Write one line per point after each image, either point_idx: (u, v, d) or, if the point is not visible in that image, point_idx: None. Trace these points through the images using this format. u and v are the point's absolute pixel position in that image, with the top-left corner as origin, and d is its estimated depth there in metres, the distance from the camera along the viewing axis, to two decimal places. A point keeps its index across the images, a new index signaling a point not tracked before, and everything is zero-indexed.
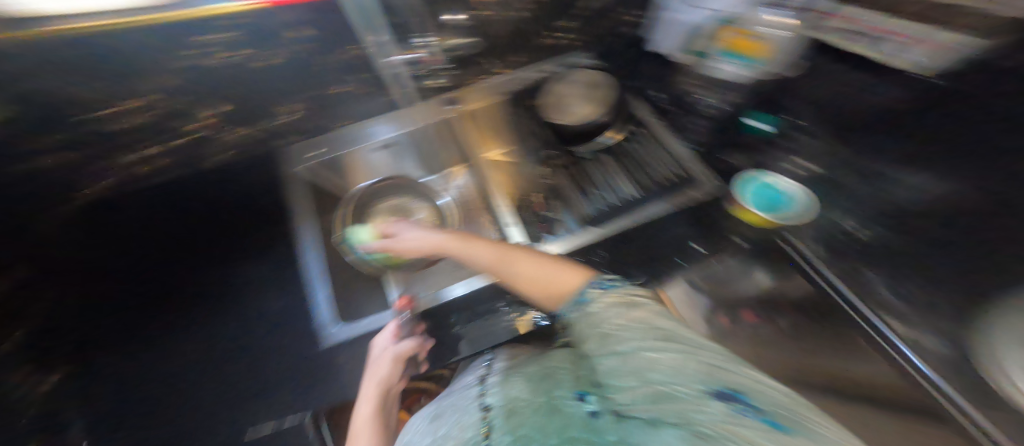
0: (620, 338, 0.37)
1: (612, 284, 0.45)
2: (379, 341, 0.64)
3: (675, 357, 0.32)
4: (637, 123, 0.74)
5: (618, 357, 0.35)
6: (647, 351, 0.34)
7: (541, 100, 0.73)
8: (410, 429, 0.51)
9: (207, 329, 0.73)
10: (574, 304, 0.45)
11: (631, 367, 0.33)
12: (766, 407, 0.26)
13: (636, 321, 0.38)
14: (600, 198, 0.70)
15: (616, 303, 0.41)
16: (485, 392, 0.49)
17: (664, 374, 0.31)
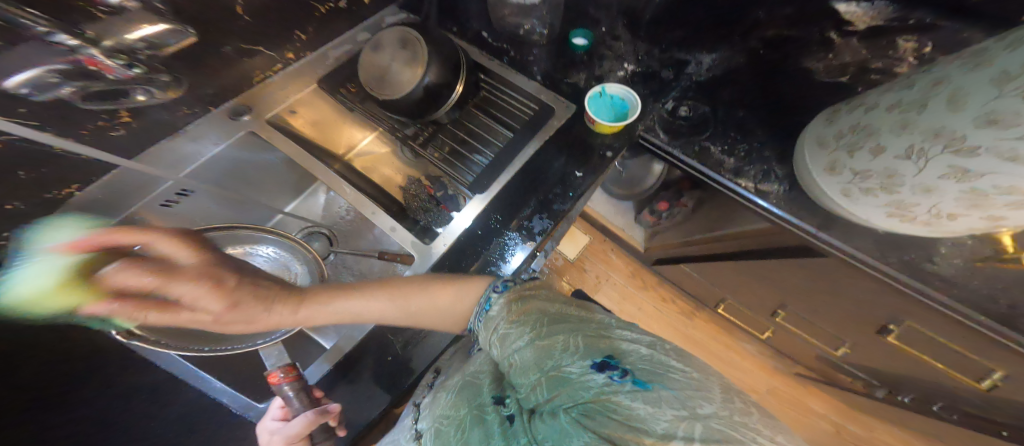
0: (515, 333, 0.32)
1: (507, 286, 0.37)
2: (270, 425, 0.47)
3: (567, 338, 0.29)
4: (480, 72, 0.71)
5: (513, 354, 0.31)
6: (539, 340, 0.30)
7: (364, 80, 0.63)
8: None
9: None
10: (480, 318, 0.37)
11: (528, 360, 0.29)
12: (642, 373, 0.26)
13: (529, 312, 0.33)
14: (479, 159, 0.68)
15: (510, 304, 0.34)
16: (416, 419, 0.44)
17: (556, 359, 0.28)
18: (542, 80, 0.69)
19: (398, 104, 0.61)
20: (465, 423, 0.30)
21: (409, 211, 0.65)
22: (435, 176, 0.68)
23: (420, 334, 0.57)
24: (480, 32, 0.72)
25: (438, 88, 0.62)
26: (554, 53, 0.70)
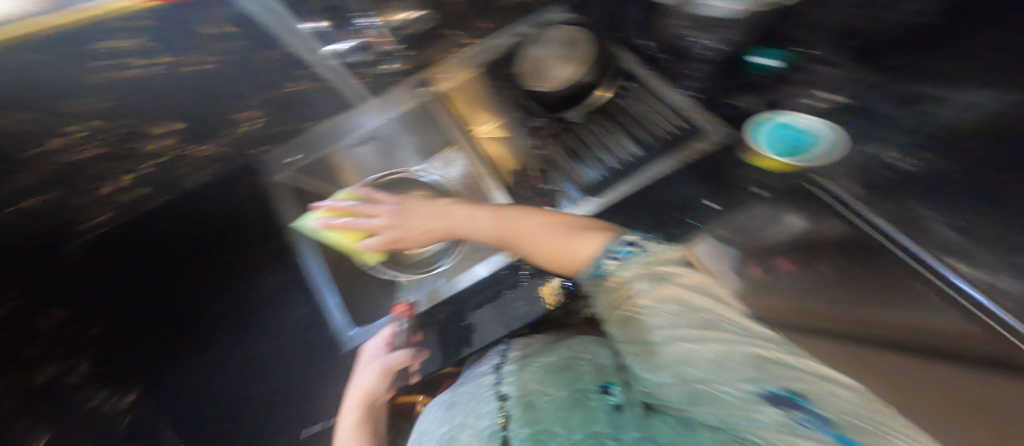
0: (649, 324, 0.28)
1: (629, 252, 0.36)
2: (372, 349, 0.65)
3: (721, 346, 0.24)
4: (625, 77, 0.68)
5: (643, 347, 0.28)
6: (683, 339, 0.26)
7: (520, 67, 0.68)
8: (426, 420, 0.52)
9: (207, 353, 0.69)
10: (590, 277, 0.38)
11: (663, 359, 0.26)
12: (841, 421, 0.18)
13: (667, 300, 0.29)
14: (601, 163, 0.64)
15: (641, 279, 0.32)
16: (501, 380, 0.47)
17: (700, 370, 0.23)
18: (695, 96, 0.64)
19: (549, 96, 0.66)
20: (566, 402, 0.30)
21: (515, 196, 0.68)
22: (543, 168, 0.70)
23: (497, 304, 0.64)
24: (637, 38, 0.70)
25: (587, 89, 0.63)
26: (719, 72, 0.66)
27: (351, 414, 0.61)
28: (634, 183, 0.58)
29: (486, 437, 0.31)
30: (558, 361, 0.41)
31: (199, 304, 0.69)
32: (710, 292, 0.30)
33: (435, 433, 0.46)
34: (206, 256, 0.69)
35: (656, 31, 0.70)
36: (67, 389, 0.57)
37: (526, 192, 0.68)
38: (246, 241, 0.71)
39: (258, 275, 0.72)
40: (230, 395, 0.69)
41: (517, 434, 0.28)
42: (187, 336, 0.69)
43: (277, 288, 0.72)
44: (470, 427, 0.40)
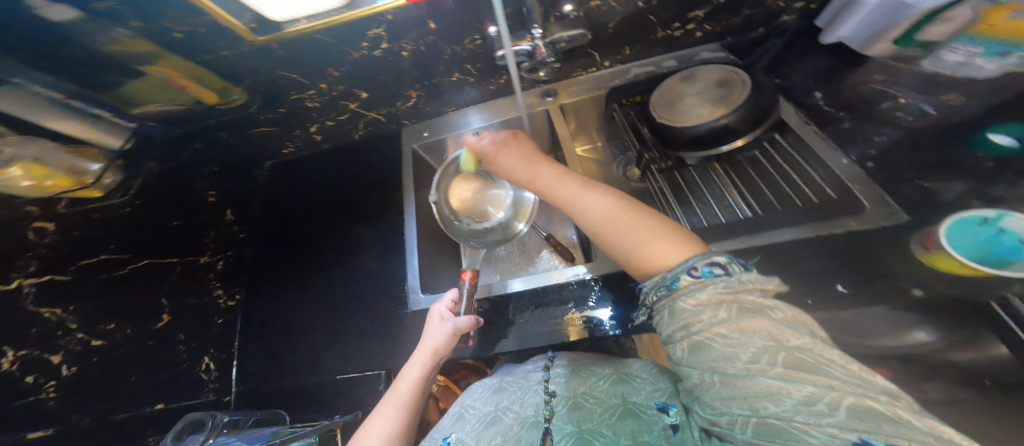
0: (727, 356, 0.31)
1: (711, 274, 0.36)
2: (439, 315, 0.63)
3: (814, 390, 0.27)
4: (779, 131, 0.61)
5: (715, 376, 0.31)
6: (768, 377, 0.29)
7: (653, 98, 0.67)
8: (467, 399, 0.55)
9: (300, 272, 0.82)
10: (661, 288, 0.39)
11: (737, 392, 0.30)
12: None
13: (753, 333, 0.31)
14: (707, 209, 0.63)
15: (725, 305, 0.33)
16: (550, 378, 0.51)
17: (783, 408, 0.27)
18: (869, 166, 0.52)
19: (671, 134, 0.62)
20: (618, 413, 0.41)
21: None
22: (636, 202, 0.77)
23: (551, 313, 0.67)
24: (811, 91, 0.62)
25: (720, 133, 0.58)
26: (918, 135, 0.50)
27: (417, 368, 0.57)
28: (742, 242, 0.54)
29: (529, 422, 0.44)
30: (615, 371, 0.49)
31: (320, 230, 0.86)
32: (803, 328, 0.32)
33: (479, 412, 0.49)
34: (338, 198, 0.90)
35: (840, 86, 0.61)
36: (201, 268, 0.76)
37: None
38: (367, 192, 0.89)
39: (365, 225, 0.85)
40: (301, 312, 0.78)
41: (559, 428, 0.42)
42: (298, 251, 0.85)
43: (370, 239, 0.83)
44: (514, 413, 0.46)
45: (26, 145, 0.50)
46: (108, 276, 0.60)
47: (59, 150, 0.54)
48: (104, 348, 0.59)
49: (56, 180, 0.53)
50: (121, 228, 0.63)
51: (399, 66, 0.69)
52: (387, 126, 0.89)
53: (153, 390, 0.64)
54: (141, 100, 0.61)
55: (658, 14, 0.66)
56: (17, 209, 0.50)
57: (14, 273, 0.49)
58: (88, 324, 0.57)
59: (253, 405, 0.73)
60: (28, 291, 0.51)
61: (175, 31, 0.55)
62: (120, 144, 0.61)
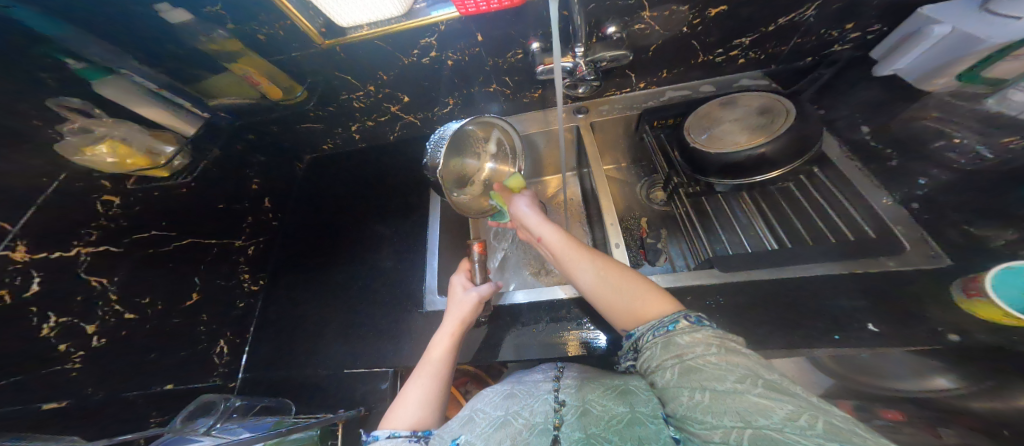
0: (717, 377, 0.33)
1: (703, 323, 0.39)
2: (457, 288, 0.66)
3: (793, 409, 0.28)
4: (818, 164, 0.60)
5: (706, 392, 0.32)
6: (755, 394, 0.30)
7: (688, 121, 0.67)
8: (477, 402, 0.49)
9: (327, 263, 0.86)
10: (659, 328, 0.41)
11: (728, 405, 0.30)
12: None
13: (737, 364, 0.33)
14: (731, 237, 0.62)
15: (710, 343, 0.36)
16: (559, 387, 0.46)
17: (772, 421, 0.28)
18: (914, 207, 0.51)
19: (705, 158, 0.62)
20: (624, 419, 0.36)
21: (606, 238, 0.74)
22: (656, 224, 0.78)
23: (562, 326, 0.68)
24: (859, 123, 0.61)
25: (756, 160, 0.58)
26: (964, 183, 0.50)
27: (445, 338, 0.59)
28: (765, 273, 0.55)
29: (539, 429, 0.39)
30: (617, 380, 0.44)
31: (350, 226, 0.89)
32: None
33: (489, 416, 0.44)
34: (366, 196, 0.93)
35: (891, 121, 0.59)
36: (234, 249, 0.80)
37: (631, 240, 0.75)
38: (396, 192, 0.92)
39: (390, 223, 0.88)
40: (323, 302, 0.81)
41: (569, 436, 0.37)
42: (328, 243, 0.88)
43: (393, 236, 0.86)
44: (525, 418, 0.41)
45: (116, 125, 0.56)
46: (154, 250, 0.64)
47: (142, 131, 0.59)
48: (136, 321, 0.61)
49: (135, 159, 0.58)
50: (174, 207, 0.67)
51: (438, 75, 0.73)
52: (421, 130, 0.92)
53: (173, 370, 0.65)
54: (220, 92, 0.72)
55: (701, 40, 0.66)
56: (93, 181, 0.55)
57: (77, 241, 0.54)
58: (126, 296, 0.60)
59: (260, 391, 0.73)
60: (83, 260, 0.55)
61: (257, 33, 0.62)
62: (193, 132, 0.68)
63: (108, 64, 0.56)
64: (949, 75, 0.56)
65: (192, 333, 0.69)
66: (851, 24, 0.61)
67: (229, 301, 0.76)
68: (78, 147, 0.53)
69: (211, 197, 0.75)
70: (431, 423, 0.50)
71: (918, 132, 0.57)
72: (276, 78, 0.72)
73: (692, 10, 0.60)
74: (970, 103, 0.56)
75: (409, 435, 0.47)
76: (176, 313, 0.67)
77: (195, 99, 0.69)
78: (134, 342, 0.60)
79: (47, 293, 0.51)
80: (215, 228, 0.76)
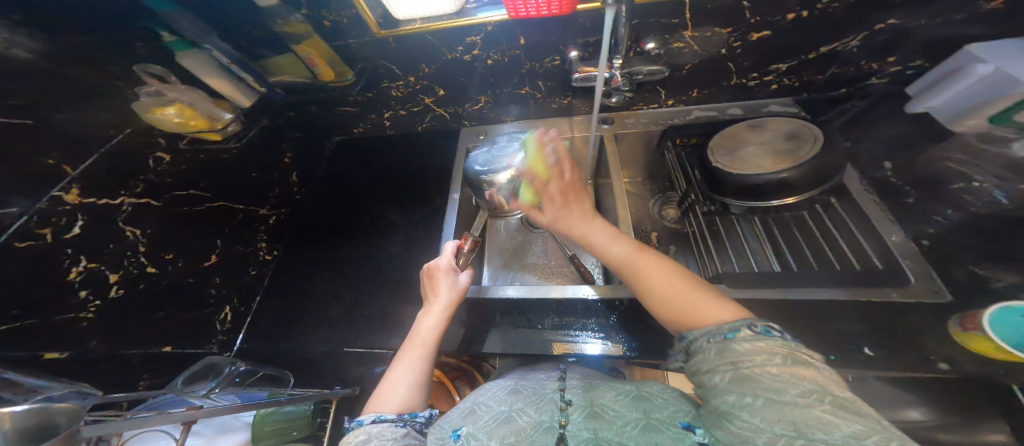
0: (776, 388, 0.33)
1: (772, 334, 0.38)
2: (438, 272, 0.63)
3: (864, 429, 0.28)
4: (836, 195, 0.62)
5: (759, 398, 0.33)
6: (820, 410, 0.30)
7: (714, 140, 0.70)
8: (479, 397, 0.50)
9: (344, 244, 0.87)
10: (716, 334, 0.41)
11: (783, 414, 0.31)
12: None
13: (802, 378, 0.34)
14: (741, 257, 0.64)
15: (775, 352, 0.36)
16: (566, 387, 0.49)
17: (833, 436, 0.28)
18: (924, 244, 0.53)
19: (726, 178, 0.64)
20: (638, 425, 0.39)
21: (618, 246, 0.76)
22: (667, 238, 0.80)
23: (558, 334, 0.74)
24: (881, 159, 0.63)
25: (777, 184, 0.61)
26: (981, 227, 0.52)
27: (435, 321, 0.60)
28: (774, 292, 0.55)
29: (544, 426, 0.40)
30: (628, 386, 0.46)
31: (371, 209, 0.91)
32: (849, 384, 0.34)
33: (492, 410, 0.45)
34: (386, 184, 0.95)
35: (914, 159, 0.61)
36: (255, 221, 0.83)
37: None
38: (416, 182, 0.93)
39: (408, 212, 0.90)
40: (336, 281, 0.82)
41: (575, 435, 0.38)
42: (351, 224, 0.90)
43: (409, 224, 0.88)
44: (528, 416, 0.42)
45: (185, 93, 0.65)
46: (188, 207, 0.69)
47: (207, 99, 0.69)
48: (155, 276, 0.63)
49: (196, 122, 0.67)
50: (200, 171, 0.71)
51: (471, 72, 0.75)
52: (450, 124, 0.94)
53: (174, 332, 0.66)
54: (276, 70, 0.79)
55: (737, 62, 0.69)
56: (151, 138, 0.62)
57: (124, 191, 0.59)
58: (152, 250, 0.63)
59: (255, 362, 0.73)
60: (124, 209, 0.59)
61: (325, 19, 0.65)
62: (246, 104, 0.77)
63: (194, 39, 0.65)
64: (981, 117, 0.58)
65: (202, 294, 0.71)
66: (894, 57, 0.64)
67: (240, 272, 0.78)
68: (151, 107, 0.61)
69: (234, 167, 0.78)
70: (416, 407, 0.52)
71: (939, 172, 0.59)
72: (337, 65, 0.76)
73: (734, 33, 0.63)
74: (997, 146, 0.57)
75: (394, 418, 0.48)
76: (193, 277, 0.70)
77: (259, 75, 0.78)
78: (146, 295, 0.62)
79: (83, 238, 0.54)
80: (234, 197, 0.78)
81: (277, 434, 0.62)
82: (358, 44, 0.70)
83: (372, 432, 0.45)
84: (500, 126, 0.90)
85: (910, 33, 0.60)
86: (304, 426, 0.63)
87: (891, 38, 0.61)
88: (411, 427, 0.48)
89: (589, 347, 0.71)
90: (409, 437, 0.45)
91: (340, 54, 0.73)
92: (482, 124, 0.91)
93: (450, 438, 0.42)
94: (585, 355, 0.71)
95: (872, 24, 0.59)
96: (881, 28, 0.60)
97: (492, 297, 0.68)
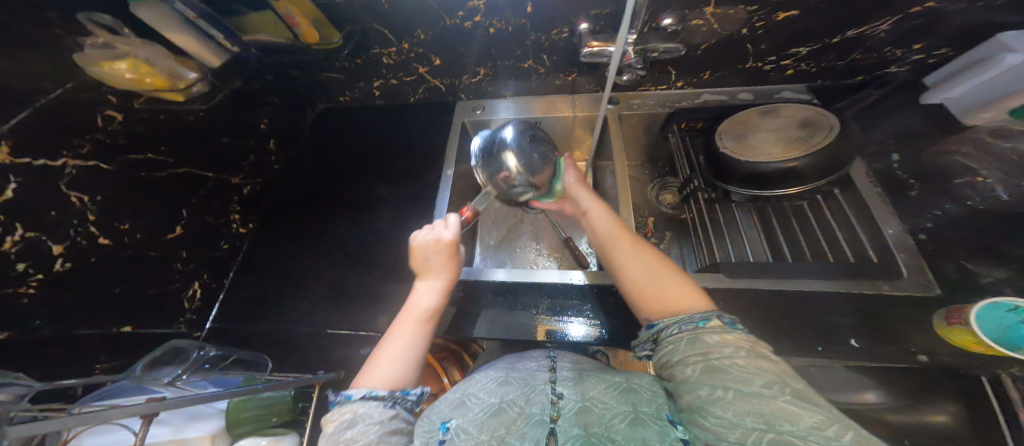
0: (743, 379, 0.34)
1: (737, 326, 0.40)
2: (434, 243, 0.61)
3: (824, 419, 0.28)
4: (839, 186, 0.62)
5: (729, 391, 0.33)
6: (784, 400, 0.31)
7: (723, 125, 0.68)
8: (467, 387, 0.49)
9: (332, 220, 0.82)
10: (689, 323, 0.42)
11: (752, 406, 0.31)
12: None
13: (766, 370, 0.34)
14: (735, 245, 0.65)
15: (739, 343, 0.38)
16: (557, 379, 0.48)
17: (799, 428, 0.28)
18: (920, 238, 0.54)
19: (732, 164, 0.63)
20: (626, 419, 0.38)
21: None
22: (665, 223, 0.79)
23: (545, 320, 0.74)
24: (887, 152, 0.63)
25: (783, 173, 0.60)
26: (981, 222, 0.52)
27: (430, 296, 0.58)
28: (769, 283, 0.56)
29: (534, 420, 0.40)
30: (617, 378, 0.46)
31: (360, 185, 0.86)
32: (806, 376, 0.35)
33: (483, 401, 0.44)
34: (375, 158, 0.89)
35: (921, 153, 0.61)
36: (228, 192, 0.77)
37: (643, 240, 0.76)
38: (409, 157, 0.88)
39: (398, 188, 0.85)
40: (321, 257, 0.78)
41: (565, 430, 0.38)
42: (337, 200, 0.85)
43: (397, 201, 0.83)
44: (519, 407, 0.42)
45: (139, 46, 0.59)
46: (146, 174, 0.63)
47: (166, 55, 0.62)
48: (108, 248, 0.59)
49: (153, 79, 0.60)
50: (160, 134, 0.65)
51: (471, 40, 0.69)
52: (444, 96, 0.89)
53: (135, 310, 0.62)
54: (254, 29, 0.71)
55: (756, 44, 0.66)
56: (98, 94, 0.56)
57: (65, 151, 0.52)
58: (103, 219, 0.58)
59: (230, 344, 0.69)
60: (68, 172, 0.53)
61: None
62: (219, 65, 0.72)
63: None
64: (999, 108, 0.56)
65: (167, 271, 0.66)
66: (919, 44, 0.62)
67: (212, 250, 0.74)
68: (97, 60, 0.55)
69: (202, 133, 0.72)
70: (410, 383, 0.49)
71: (946, 166, 0.58)
72: (321, 26, 0.69)
73: (759, 11, 0.59)
74: (1010, 141, 0.56)
75: (385, 396, 0.46)
76: (156, 254, 0.65)
77: (231, 34, 0.71)
78: (99, 269, 0.57)
79: (16, 204, 0.48)
80: (200, 167, 0.72)
81: (256, 420, 0.58)
82: (347, 4, 0.63)
83: (357, 411, 0.43)
84: (498, 101, 0.86)
85: (942, 18, 0.57)
86: (282, 410, 0.62)
87: (919, 24, 0.59)
88: (400, 406, 0.46)
89: (573, 329, 0.74)
90: (396, 420, 0.43)
91: (330, 16, 0.67)
92: (483, 97, 0.86)
93: (438, 430, 0.41)
94: (570, 340, 0.73)
95: (903, 8, 0.57)
96: (913, 13, 0.57)
97: (482, 279, 0.66)
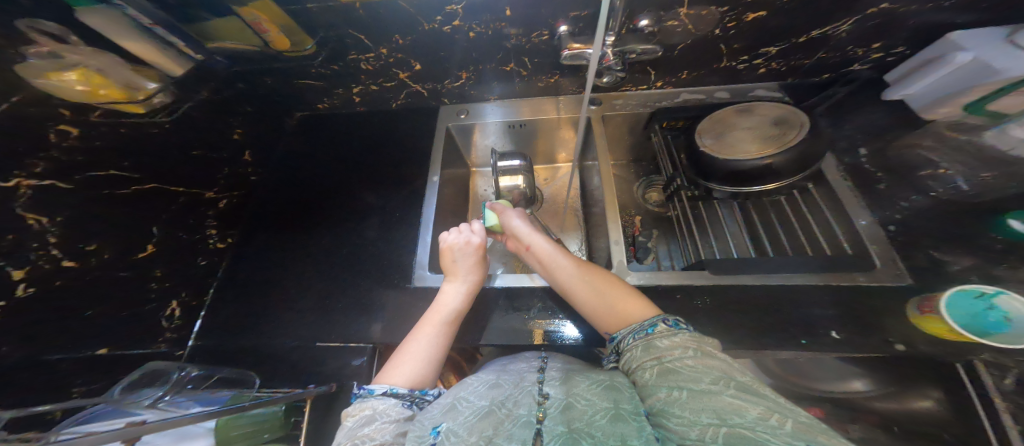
0: (693, 378, 0.36)
1: (680, 325, 0.45)
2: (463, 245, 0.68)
3: (766, 409, 0.31)
4: (814, 181, 0.63)
5: (684, 391, 0.35)
6: (728, 395, 0.33)
7: (702, 124, 0.69)
8: (460, 390, 0.48)
9: (314, 228, 0.80)
10: (640, 332, 0.46)
11: (706, 404, 0.33)
12: None
13: (712, 367, 0.37)
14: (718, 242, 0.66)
15: (684, 344, 0.41)
16: (543, 378, 0.48)
17: (747, 419, 0.30)
18: (890, 229, 0.56)
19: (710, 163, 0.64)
20: (607, 415, 0.37)
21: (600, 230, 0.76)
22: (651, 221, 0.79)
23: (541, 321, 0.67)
24: (857, 146, 0.65)
25: (761, 170, 0.61)
26: (946, 211, 0.54)
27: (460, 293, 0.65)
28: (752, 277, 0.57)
29: (521, 421, 0.39)
30: (602, 375, 0.45)
31: (343, 192, 0.85)
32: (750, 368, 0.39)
33: (473, 405, 0.44)
34: (359, 164, 0.88)
35: (888, 146, 0.63)
36: (200, 205, 0.75)
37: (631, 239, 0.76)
38: (393, 162, 0.87)
39: (382, 194, 0.84)
40: (303, 267, 0.76)
41: (551, 429, 0.37)
42: (320, 208, 0.83)
43: (381, 208, 0.82)
44: (508, 409, 0.42)
45: (91, 57, 0.58)
46: (109, 192, 0.60)
47: (122, 66, 0.61)
48: (72, 270, 0.55)
49: (109, 90, 0.59)
50: (122, 144, 0.62)
51: (451, 45, 0.69)
52: (427, 101, 0.88)
53: (104, 332, 0.59)
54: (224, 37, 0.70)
55: (729, 44, 0.68)
56: (49, 108, 0.52)
57: (19, 171, 0.49)
58: (66, 240, 0.55)
59: (211, 360, 0.67)
60: (23, 193, 0.50)
61: None
62: (180, 73, 0.69)
63: None
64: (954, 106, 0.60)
65: (138, 288, 0.64)
66: (879, 43, 0.64)
67: (187, 263, 0.71)
68: (44, 71, 0.51)
69: (170, 144, 0.69)
70: (428, 383, 0.52)
71: (909, 159, 0.61)
72: (294, 33, 0.68)
73: (730, 13, 0.61)
74: (968, 135, 0.59)
75: (405, 394, 0.49)
76: (127, 271, 0.62)
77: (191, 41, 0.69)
78: (62, 291, 0.54)
79: None
80: (168, 177, 0.69)
81: (247, 438, 0.56)
82: (318, 9, 0.62)
83: (377, 408, 0.46)
84: (482, 105, 0.86)
85: (899, 18, 0.59)
86: (275, 427, 0.59)
87: (878, 24, 0.61)
88: (418, 405, 0.49)
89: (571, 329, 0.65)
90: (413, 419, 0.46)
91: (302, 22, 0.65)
92: (466, 101, 0.86)
93: (429, 435, 0.40)
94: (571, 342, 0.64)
95: (864, 9, 0.58)
96: (873, 14, 0.59)
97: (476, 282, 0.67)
